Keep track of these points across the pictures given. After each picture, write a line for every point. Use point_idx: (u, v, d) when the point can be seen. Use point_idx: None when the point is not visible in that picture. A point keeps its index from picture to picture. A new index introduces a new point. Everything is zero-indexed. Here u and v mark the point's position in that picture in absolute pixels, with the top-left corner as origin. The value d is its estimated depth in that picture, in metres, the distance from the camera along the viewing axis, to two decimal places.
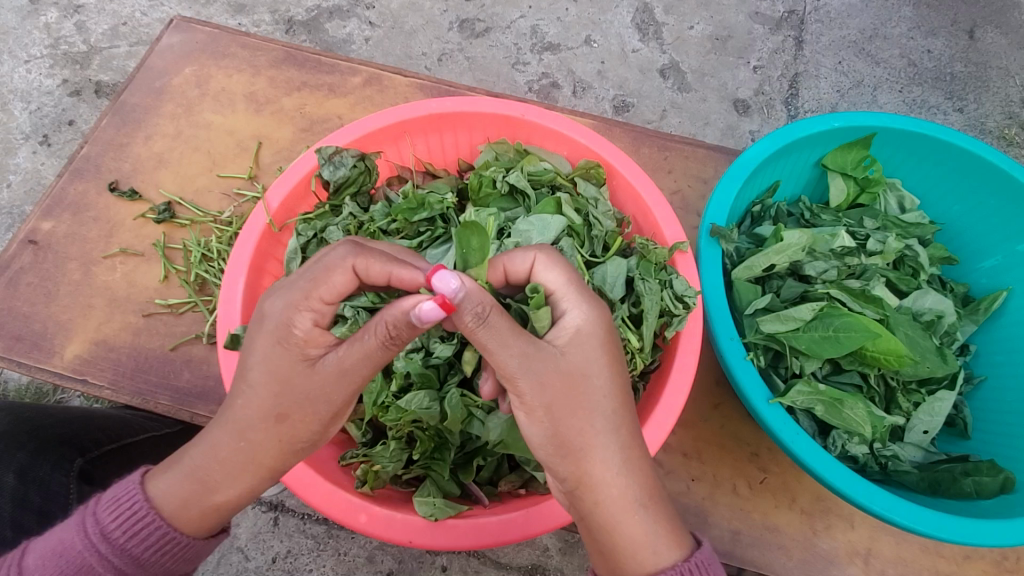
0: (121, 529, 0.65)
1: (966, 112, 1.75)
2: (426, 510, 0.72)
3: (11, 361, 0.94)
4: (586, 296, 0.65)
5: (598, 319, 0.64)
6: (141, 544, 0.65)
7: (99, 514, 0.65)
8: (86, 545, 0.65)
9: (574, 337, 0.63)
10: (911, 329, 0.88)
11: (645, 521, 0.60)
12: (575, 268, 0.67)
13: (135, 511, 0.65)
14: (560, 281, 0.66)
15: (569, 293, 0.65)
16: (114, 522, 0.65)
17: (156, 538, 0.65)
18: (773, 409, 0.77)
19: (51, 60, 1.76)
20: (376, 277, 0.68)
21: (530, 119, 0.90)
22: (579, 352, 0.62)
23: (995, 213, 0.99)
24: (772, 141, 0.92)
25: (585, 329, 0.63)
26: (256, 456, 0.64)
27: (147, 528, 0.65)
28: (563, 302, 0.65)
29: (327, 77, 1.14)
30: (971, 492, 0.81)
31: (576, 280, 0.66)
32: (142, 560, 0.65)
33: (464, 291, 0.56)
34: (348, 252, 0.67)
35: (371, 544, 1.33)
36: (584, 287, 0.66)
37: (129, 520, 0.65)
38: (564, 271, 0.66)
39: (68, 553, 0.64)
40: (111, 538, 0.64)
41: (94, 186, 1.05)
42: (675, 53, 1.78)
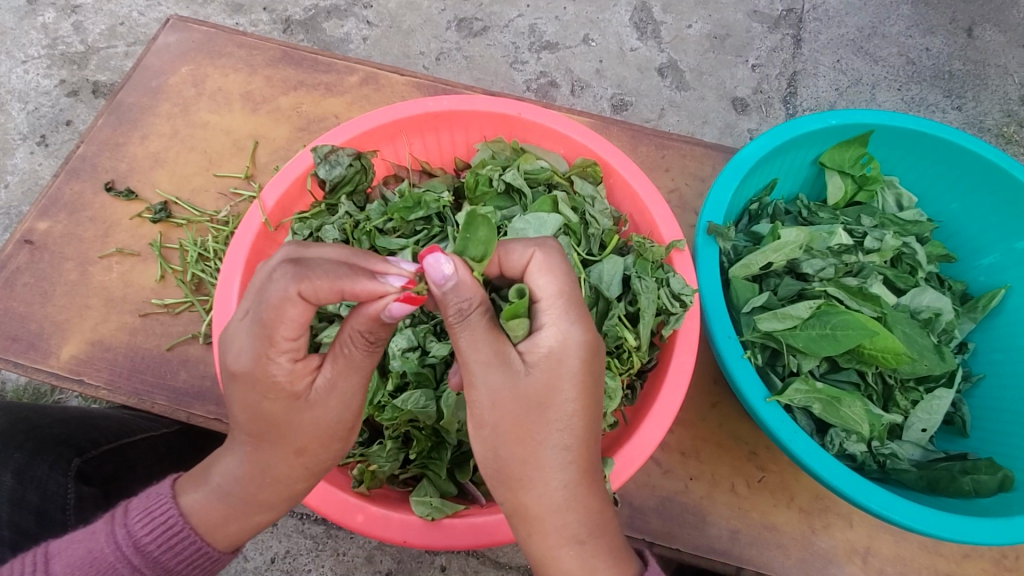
0: (155, 542, 0.65)
1: (964, 110, 1.75)
2: (423, 510, 0.72)
3: (6, 361, 0.93)
4: (571, 317, 0.61)
5: (569, 348, 0.61)
6: (174, 556, 0.66)
7: (135, 526, 0.65)
8: (118, 555, 0.65)
9: (541, 361, 0.61)
10: (908, 327, 0.88)
11: (579, 556, 0.60)
12: (573, 280, 0.63)
13: (171, 524, 0.65)
14: (549, 293, 0.62)
15: (555, 307, 0.61)
16: (149, 534, 0.65)
17: (189, 551, 0.66)
18: (770, 408, 0.77)
19: (48, 61, 1.76)
20: (327, 297, 0.58)
21: (526, 117, 0.90)
22: (540, 381, 0.60)
23: (993, 211, 0.98)
24: (769, 139, 0.92)
25: (554, 355, 0.61)
26: (294, 487, 0.66)
27: (182, 543, 0.65)
28: (545, 314, 0.62)
29: (323, 76, 1.14)
30: (969, 490, 0.81)
31: (569, 294, 0.62)
32: (172, 570, 0.66)
33: (454, 280, 0.57)
34: (287, 278, 0.57)
35: (369, 545, 1.33)
36: (575, 304, 0.62)
37: (163, 534, 0.65)
38: (559, 280, 0.62)
39: (99, 562, 0.64)
40: (145, 551, 0.65)
41: (90, 185, 1.04)
42: (673, 51, 1.78)
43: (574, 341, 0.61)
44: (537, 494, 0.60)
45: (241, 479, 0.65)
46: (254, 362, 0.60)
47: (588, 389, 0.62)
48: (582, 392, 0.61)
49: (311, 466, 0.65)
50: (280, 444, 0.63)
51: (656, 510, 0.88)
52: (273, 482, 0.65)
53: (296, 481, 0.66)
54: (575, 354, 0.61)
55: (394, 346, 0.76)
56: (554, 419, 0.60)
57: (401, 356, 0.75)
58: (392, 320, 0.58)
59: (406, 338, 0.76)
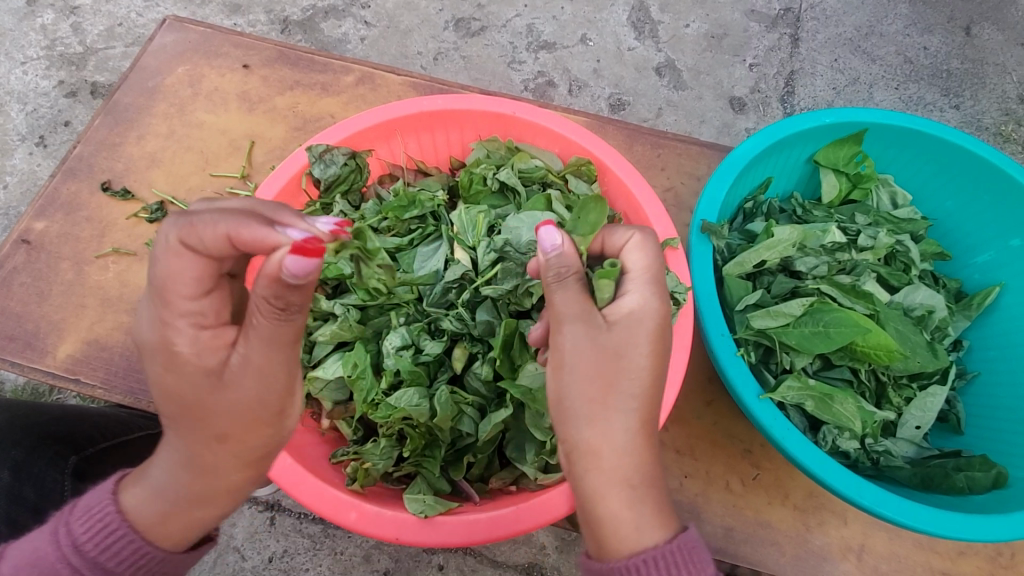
0: (92, 542, 0.61)
1: (962, 109, 1.75)
2: (417, 508, 0.72)
3: (3, 361, 0.93)
4: (656, 289, 0.63)
5: (655, 315, 0.62)
6: (112, 557, 0.61)
7: (72, 524, 0.62)
8: (58, 555, 0.61)
9: (621, 322, 0.62)
10: (902, 325, 0.88)
11: (630, 500, 0.58)
12: (664, 263, 0.65)
13: (108, 522, 0.61)
14: (638, 266, 0.64)
15: (642, 278, 0.63)
16: (83, 533, 0.61)
17: (129, 551, 0.62)
18: (762, 405, 0.77)
19: (46, 61, 1.76)
20: (215, 246, 0.57)
21: (521, 117, 0.90)
22: (619, 336, 0.61)
23: (988, 209, 0.98)
24: (764, 138, 0.92)
25: (633, 316, 0.62)
26: (220, 477, 0.63)
27: (118, 541, 0.61)
28: (630, 283, 0.64)
29: (320, 76, 1.14)
30: (963, 487, 0.80)
31: (656, 272, 0.64)
32: (114, 573, 0.62)
33: (559, 250, 0.61)
34: (171, 226, 0.57)
35: (367, 544, 1.33)
36: (660, 280, 0.64)
37: (100, 532, 0.61)
38: (651, 259, 0.65)
39: (39, 563, 0.61)
40: (82, 551, 0.61)
41: (86, 185, 1.05)
42: (671, 51, 1.78)
43: (655, 309, 0.62)
44: (601, 436, 0.59)
45: (177, 467, 0.62)
46: (156, 329, 0.59)
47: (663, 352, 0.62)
48: (657, 350, 0.62)
49: (242, 450, 0.63)
50: (196, 423, 0.61)
51: None
52: (200, 475, 0.62)
53: (226, 471, 0.63)
54: (656, 319, 0.62)
55: (387, 343, 0.77)
56: (626, 367, 0.60)
57: (395, 353, 0.77)
58: (297, 280, 0.54)
59: (400, 336, 0.78)
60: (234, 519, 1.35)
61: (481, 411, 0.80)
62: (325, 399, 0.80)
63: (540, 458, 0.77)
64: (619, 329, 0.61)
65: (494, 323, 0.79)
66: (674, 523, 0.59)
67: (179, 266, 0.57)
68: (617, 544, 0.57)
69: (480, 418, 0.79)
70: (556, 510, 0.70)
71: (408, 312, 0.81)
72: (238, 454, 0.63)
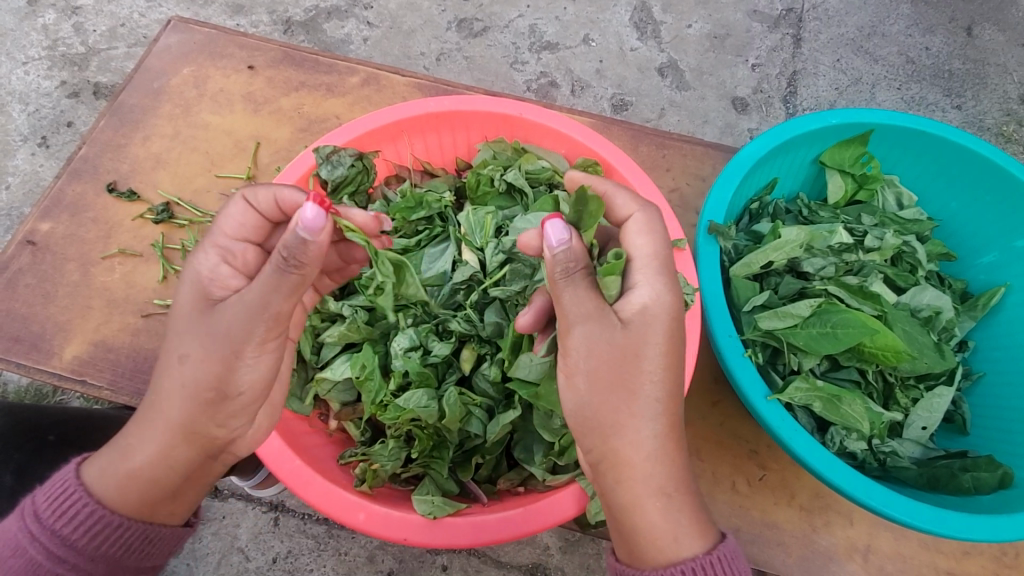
0: (52, 510, 0.65)
1: (963, 109, 1.75)
2: (424, 509, 0.73)
3: (9, 362, 0.94)
4: (664, 279, 0.63)
5: (667, 308, 0.62)
6: (71, 524, 0.64)
7: (36, 498, 0.66)
8: (22, 527, 0.65)
9: (638, 320, 0.61)
10: (909, 325, 0.88)
11: (668, 508, 0.60)
12: (668, 245, 0.65)
13: (66, 491, 0.65)
14: (641, 254, 0.64)
15: (649, 266, 0.63)
16: (44, 503, 0.65)
17: (87, 517, 0.64)
18: (771, 405, 0.77)
19: (49, 62, 1.76)
20: (266, 206, 0.68)
21: (528, 117, 0.90)
22: (636, 336, 0.61)
23: (993, 210, 0.99)
24: (770, 138, 0.92)
25: (645, 312, 0.61)
26: (166, 410, 0.65)
27: (75, 507, 0.65)
28: (637, 273, 0.63)
29: (325, 77, 1.14)
30: (969, 488, 0.81)
31: (663, 256, 0.64)
32: (73, 542, 0.64)
33: (566, 244, 0.61)
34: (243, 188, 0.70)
35: (371, 544, 1.33)
36: (667, 266, 0.64)
37: (59, 500, 0.65)
38: (655, 243, 0.64)
39: (5, 538, 0.65)
40: (42, 518, 0.64)
41: (92, 187, 1.05)
42: (674, 51, 1.78)
43: (667, 301, 0.62)
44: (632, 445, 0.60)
45: (138, 424, 0.66)
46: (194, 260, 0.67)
47: (676, 352, 0.62)
48: (673, 348, 0.62)
49: (190, 378, 0.63)
50: (171, 343, 0.65)
51: None
52: (155, 411, 0.65)
53: (172, 400, 0.64)
54: (672, 315, 0.62)
55: (396, 345, 0.76)
56: (648, 370, 0.61)
57: (404, 355, 0.76)
58: (309, 233, 0.58)
59: (409, 337, 0.77)
60: (238, 520, 1.35)
61: (490, 413, 0.80)
62: (333, 399, 0.80)
63: (547, 460, 0.77)
64: (636, 330, 0.61)
65: (503, 324, 0.79)
66: (712, 532, 0.61)
67: (241, 213, 0.68)
68: (654, 553, 0.60)
69: (489, 419, 0.79)
70: (565, 511, 0.70)
71: (416, 312, 0.79)
72: (186, 381, 0.64)
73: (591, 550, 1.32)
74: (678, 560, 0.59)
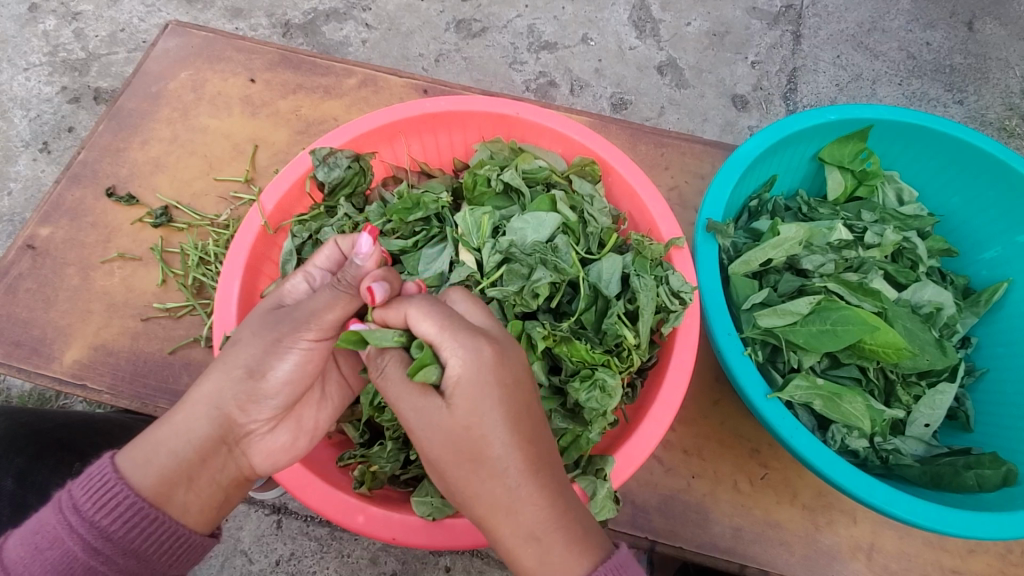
0: (92, 501, 0.61)
1: (966, 103, 1.74)
2: (424, 510, 0.72)
3: (11, 367, 0.94)
4: (463, 338, 0.58)
5: (481, 367, 0.57)
6: (110, 516, 0.61)
7: (73, 488, 0.62)
8: (59, 519, 0.61)
9: (456, 392, 0.57)
10: (910, 321, 0.88)
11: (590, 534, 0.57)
12: (451, 311, 0.61)
13: (105, 484, 0.62)
14: (432, 332, 0.59)
15: (446, 338, 0.58)
16: (84, 493, 0.61)
17: (126, 511, 0.61)
18: (771, 404, 0.77)
19: (50, 68, 1.77)
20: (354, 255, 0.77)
21: (524, 117, 0.90)
22: (467, 401, 0.57)
23: (994, 205, 0.98)
24: (769, 135, 0.92)
25: (474, 380, 0.57)
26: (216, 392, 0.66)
27: (117, 499, 0.61)
28: (444, 349, 0.58)
29: (322, 78, 1.14)
30: (972, 485, 0.80)
31: (450, 322, 0.59)
32: (111, 534, 0.61)
33: (363, 253, 0.69)
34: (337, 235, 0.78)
35: (374, 546, 1.33)
36: (462, 327, 0.59)
37: (100, 492, 0.61)
38: (438, 316, 0.59)
39: (41, 530, 0.61)
40: (81, 510, 0.61)
41: (91, 192, 1.05)
42: (673, 50, 1.78)
43: (486, 357, 0.57)
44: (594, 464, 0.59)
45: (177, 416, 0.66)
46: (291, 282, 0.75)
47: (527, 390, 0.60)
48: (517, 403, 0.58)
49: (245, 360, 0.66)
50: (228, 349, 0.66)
51: (658, 508, 0.88)
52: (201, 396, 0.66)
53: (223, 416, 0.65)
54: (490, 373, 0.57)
55: None
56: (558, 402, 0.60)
57: None
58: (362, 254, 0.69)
59: None
60: (241, 522, 1.35)
61: None
62: None
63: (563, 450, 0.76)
64: (465, 398, 0.57)
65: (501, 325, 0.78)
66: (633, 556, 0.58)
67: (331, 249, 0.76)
68: None
69: None
70: (632, 462, 0.73)
71: None
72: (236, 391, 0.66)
73: None
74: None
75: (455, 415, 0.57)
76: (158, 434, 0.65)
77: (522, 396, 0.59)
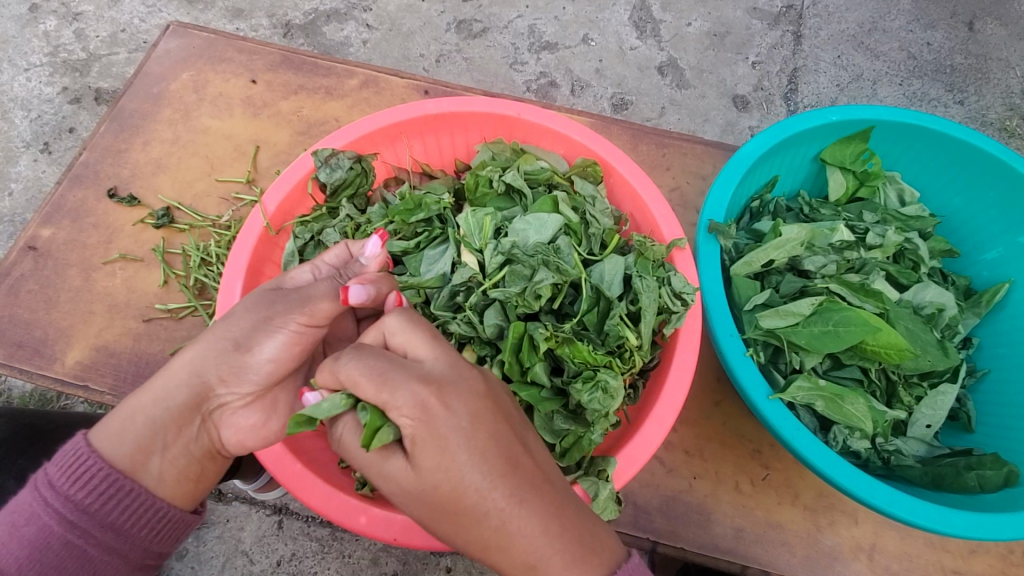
0: (68, 477, 0.64)
1: (966, 104, 1.74)
2: None
3: (12, 369, 0.94)
4: (403, 394, 0.54)
5: (430, 420, 0.54)
6: (85, 490, 0.64)
7: (49, 467, 0.65)
8: (36, 497, 0.64)
9: (414, 450, 0.54)
10: (911, 322, 0.88)
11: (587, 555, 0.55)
12: (383, 360, 0.57)
13: (81, 460, 0.64)
14: (372, 394, 0.55)
15: (388, 397, 0.54)
16: (60, 470, 0.64)
17: (102, 485, 0.64)
18: (773, 405, 0.77)
19: (50, 69, 1.77)
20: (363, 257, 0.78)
21: (526, 118, 0.90)
22: (429, 457, 0.54)
23: (995, 206, 0.98)
24: (771, 136, 0.92)
25: (427, 433, 0.54)
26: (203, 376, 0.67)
27: (91, 473, 0.64)
28: (389, 409, 0.55)
29: (324, 79, 1.14)
30: (974, 486, 0.80)
31: (386, 374, 0.55)
32: (87, 508, 0.64)
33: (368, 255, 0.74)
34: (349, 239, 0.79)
35: (375, 546, 1.33)
36: (399, 379, 0.55)
37: (74, 468, 0.64)
38: (372, 371, 0.56)
39: (20, 508, 0.64)
40: (57, 486, 0.64)
41: (92, 193, 1.05)
42: (673, 50, 1.78)
43: (433, 407, 0.54)
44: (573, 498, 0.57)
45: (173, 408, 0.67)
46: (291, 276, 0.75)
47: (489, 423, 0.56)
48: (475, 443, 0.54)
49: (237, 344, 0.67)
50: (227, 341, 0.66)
51: (660, 509, 0.88)
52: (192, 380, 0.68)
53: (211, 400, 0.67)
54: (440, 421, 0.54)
55: None
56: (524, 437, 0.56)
57: None
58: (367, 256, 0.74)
59: None
60: (242, 523, 1.35)
61: None
62: None
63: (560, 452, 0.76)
64: (423, 454, 0.54)
65: (504, 327, 0.78)
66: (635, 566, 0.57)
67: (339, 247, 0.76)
68: None
69: None
70: (634, 464, 0.73)
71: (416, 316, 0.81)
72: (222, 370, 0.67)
73: None
74: None
75: (423, 475, 0.55)
76: (130, 407, 0.67)
77: (485, 432, 0.55)
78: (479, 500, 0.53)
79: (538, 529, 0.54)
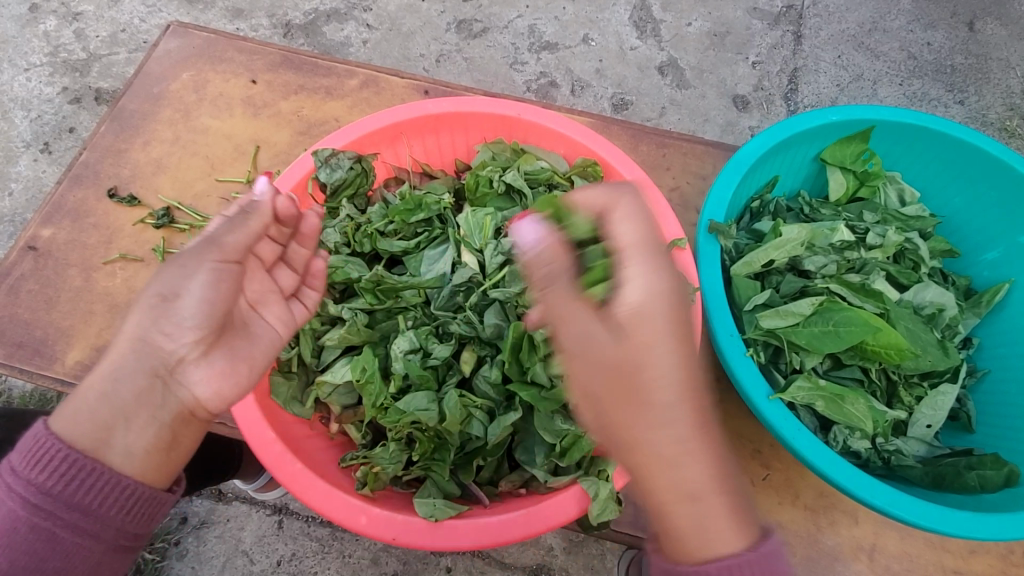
0: (26, 461, 0.59)
1: (966, 104, 1.74)
2: (426, 510, 0.72)
3: (13, 368, 0.94)
4: (655, 263, 0.60)
5: (659, 297, 0.59)
6: (46, 473, 0.59)
7: (12, 453, 0.61)
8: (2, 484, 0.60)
9: (635, 320, 0.58)
10: (912, 322, 0.88)
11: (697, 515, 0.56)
12: (654, 229, 0.63)
13: (37, 443, 0.59)
14: (628, 241, 0.61)
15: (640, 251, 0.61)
16: (20, 455, 0.60)
17: (62, 466, 0.59)
18: (772, 405, 0.77)
19: (51, 68, 1.77)
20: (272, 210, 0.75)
21: (526, 118, 0.90)
22: (640, 337, 0.58)
23: (996, 206, 0.98)
24: (772, 135, 0.92)
25: (638, 309, 0.58)
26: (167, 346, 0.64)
27: (49, 455, 0.59)
28: (630, 258, 0.61)
29: (324, 79, 1.14)
30: (975, 486, 0.79)
31: (648, 239, 0.62)
32: (50, 491, 0.59)
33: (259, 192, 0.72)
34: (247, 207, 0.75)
35: (375, 546, 1.33)
36: (652, 247, 0.62)
37: (32, 451, 0.59)
38: (640, 227, 0.62)
39: None
40: (18, 471, 0.59)
41: (92, 192, 1.05)
42: (674, 50, 1.78)
43: (672, 290, 0.60)
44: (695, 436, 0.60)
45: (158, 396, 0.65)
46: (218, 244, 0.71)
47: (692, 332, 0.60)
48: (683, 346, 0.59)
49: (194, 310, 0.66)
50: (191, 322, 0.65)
51: None
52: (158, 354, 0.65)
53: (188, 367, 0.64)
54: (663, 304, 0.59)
55: (396, 347, 0.78)
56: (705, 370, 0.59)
57: (403, 357, 0.77)
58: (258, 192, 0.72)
59: (409, 340, 0.79)
60: (242, 523, 1.35)
61: (490, 415, 0.79)
62: (335, 402, 0.81)
63: (548, 462, 0.77)
64: (646, 325, 0.58)
65: (503, 326, 0.80)
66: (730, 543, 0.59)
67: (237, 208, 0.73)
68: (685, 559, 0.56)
69: (489, 421, 0.78)
70: None
71: (417, 315, 0.82)
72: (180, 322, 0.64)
73: (595, 551, 1.32)
74: (718, 556, 0.55)
75: (625, 349, 0.57)
76: (84, 385, 0.63)
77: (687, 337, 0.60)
78: (673, 397, 0.57)
79: (684, 446, 0.57)
